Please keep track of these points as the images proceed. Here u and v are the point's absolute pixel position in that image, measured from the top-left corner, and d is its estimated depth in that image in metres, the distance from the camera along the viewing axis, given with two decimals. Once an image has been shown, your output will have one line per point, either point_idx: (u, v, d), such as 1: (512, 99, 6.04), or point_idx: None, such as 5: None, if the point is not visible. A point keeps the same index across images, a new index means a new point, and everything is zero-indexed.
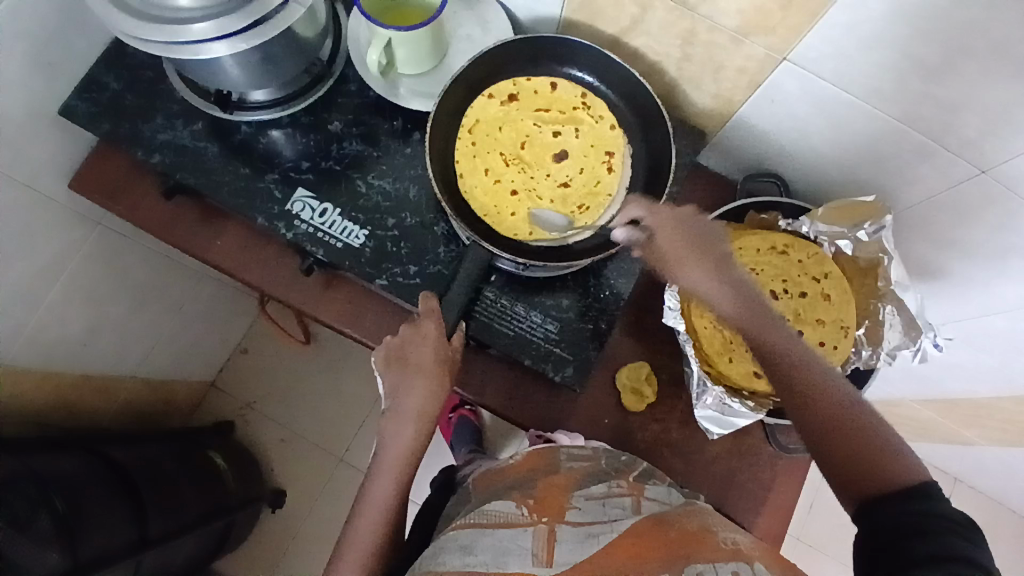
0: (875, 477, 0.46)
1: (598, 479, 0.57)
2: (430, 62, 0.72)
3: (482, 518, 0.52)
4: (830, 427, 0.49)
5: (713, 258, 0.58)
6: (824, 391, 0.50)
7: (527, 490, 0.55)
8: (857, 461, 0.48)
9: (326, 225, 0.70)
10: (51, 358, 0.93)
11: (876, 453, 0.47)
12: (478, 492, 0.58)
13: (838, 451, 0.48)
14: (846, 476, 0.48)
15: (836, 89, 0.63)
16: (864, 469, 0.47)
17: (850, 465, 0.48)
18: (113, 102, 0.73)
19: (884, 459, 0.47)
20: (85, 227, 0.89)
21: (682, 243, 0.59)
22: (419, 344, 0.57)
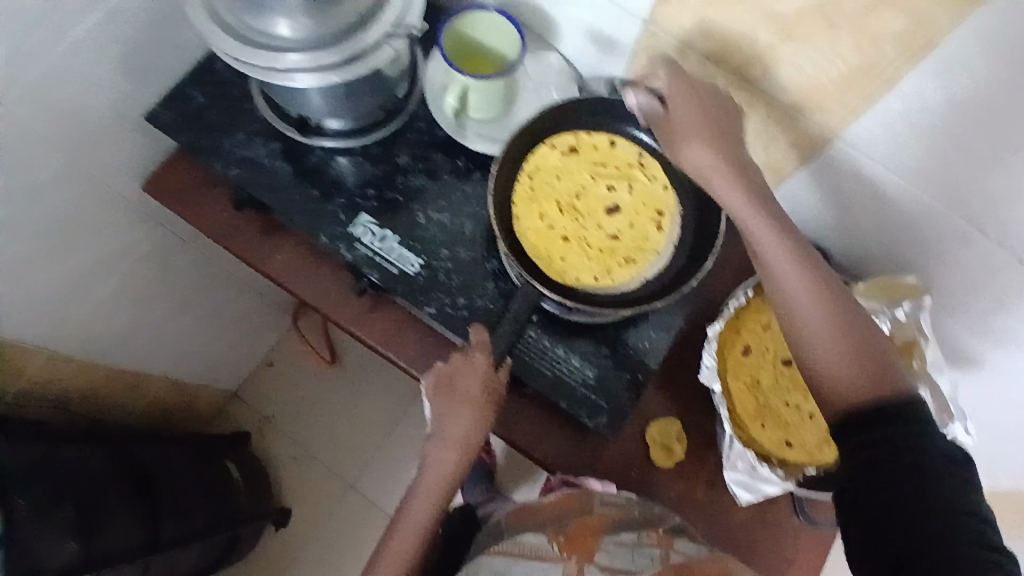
0: (865, 381, 0.50)
1: (631, 527, 0.58)
2: (499, 109, 0.76)
3: (514, 547, 0.57)
4: (831, 343, 0.53)
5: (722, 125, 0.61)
6: (826, 295, 0.54)
7: (561, 526, 0.58)
8: (850, 340, 0.52)
9: (384, 250, 0.73)
10: (93, 348, 0.96)
11: (869, 363, 0.51)
12: (513, 526, 0.62)
13: (836, 381, 0.52)
14: (827, 367, 0.52)
15: (885, 170, 0.66)
16: (859, 365, 0.51)
17: (841, 347, 0.52)
18: (199, 114, 0.78)
19: (870, 366, 0.51)
20: (148, 229, 0.93)
21: (721, 164, 0.60)
22: (468, 375, 0.59)
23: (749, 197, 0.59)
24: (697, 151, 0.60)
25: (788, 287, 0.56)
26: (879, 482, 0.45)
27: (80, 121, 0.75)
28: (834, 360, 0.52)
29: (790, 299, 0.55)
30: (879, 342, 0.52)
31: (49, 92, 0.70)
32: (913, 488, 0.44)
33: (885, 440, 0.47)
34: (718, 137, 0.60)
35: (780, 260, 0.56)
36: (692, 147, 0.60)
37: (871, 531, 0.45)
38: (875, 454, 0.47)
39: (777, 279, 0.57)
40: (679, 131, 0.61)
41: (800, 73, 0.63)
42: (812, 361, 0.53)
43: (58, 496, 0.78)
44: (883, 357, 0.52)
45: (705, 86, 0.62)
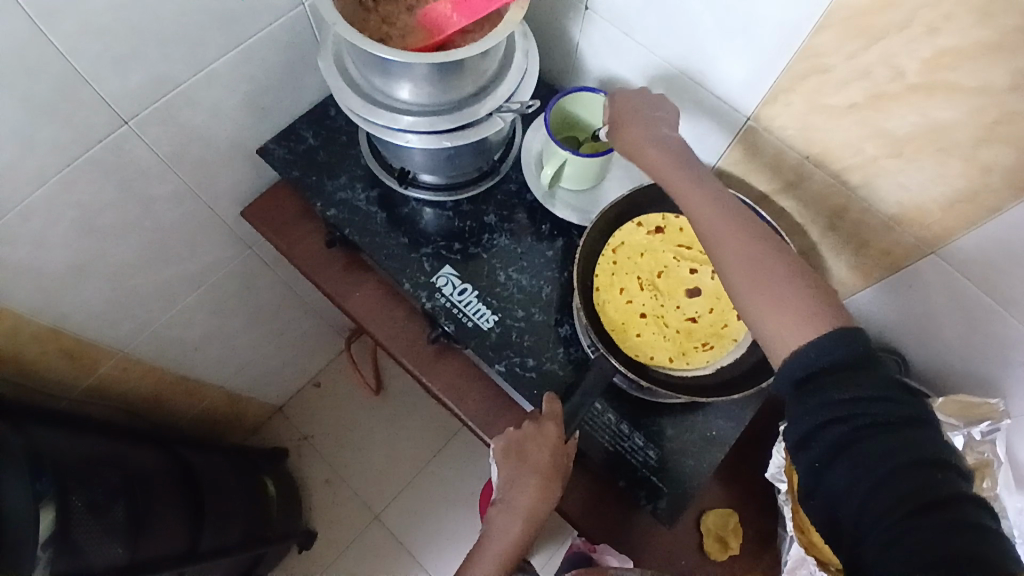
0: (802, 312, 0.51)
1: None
2: (590, 182, 0.78)
3: None
4: (759, 275, 0.54)
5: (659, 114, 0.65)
6: (749, 234, 0.56)
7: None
8: (772, 281, 0.53)
9: (462, 303, 0.75)
10: (166, 354, 1.00)
11: (795, 289, 0.52)
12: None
13: (774, 304, 0.52)
14: (776, 320, 0.52)
15: (976, 289, 0.64)
16: (786, 300, 0.52)
17: (768, 287, 0.53)
18: (306, 153, 0.83)
19: (799, 283, 0.52)
20: (238, 249, 0.98)
21: (659, 133, 0.64)
22: (539, 445, 0.58)
23: (670, 152, 0.62)
24: (642, 125, 0.64)
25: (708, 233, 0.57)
26: (827, 454, 0.47)
27: (200, 146, 0.81)
28: (773, 311, 0.52)
29: (716, 235, 0.57)
30: (799, 266, 0.54)
31: (180, 119, 0.76)
32: (855, 457, 0.46)
33: (823, 401, 0.47)
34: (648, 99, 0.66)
35: (697, 198, 0.59)
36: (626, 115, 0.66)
37: (831, 512, 0.48)
38: (816, 412, 0.48)
39: (702, 226, 0.58)
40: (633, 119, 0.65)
41: (902, 188, 0.63)
42: (769, 339, 0.53)
43: (113, 495, 0.80)
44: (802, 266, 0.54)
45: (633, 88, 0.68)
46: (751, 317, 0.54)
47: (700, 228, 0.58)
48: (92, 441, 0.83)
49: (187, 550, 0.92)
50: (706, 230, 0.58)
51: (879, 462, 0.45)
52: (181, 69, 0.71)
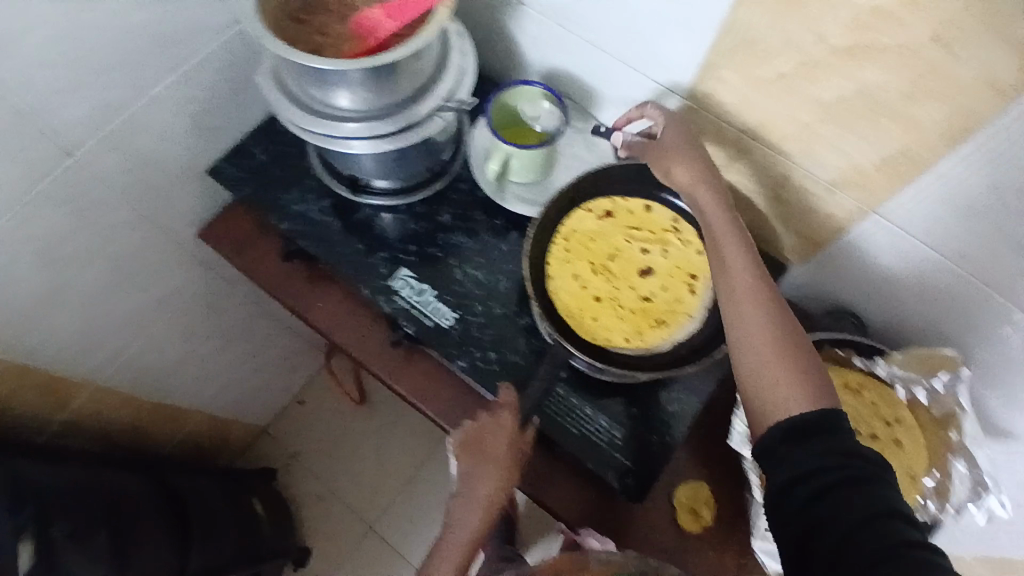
0: (802, 399, 0.52)
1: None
2: (538, 174, 0.78)
3: None
4: (774, 358, 0.55)
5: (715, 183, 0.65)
6: (789, 329, 0.56)
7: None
8: (790, 369, 0.54)
9: (421, 304, 0.76)
10: (140, 382, 1.00)
11: (802, 385, 0.53)
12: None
13: (780, 385, 0.53)
14: (773, 389, 0.53)
15: (923, 246, 0.66)
16: (792, 387, 0.53)
17: (779, 370, 0.54)
18: (257, 170, 0.84)
19: (812, 384, 0.53)
20: (200, 271, 0.98)
21: (715, 207, 0.65)
22: (496, 435, 0.60)
23: (732, 230, 0.63)
24: (703, 197, 0.65)
25: (739, 311, 0.58)
26: (806, 493, 0.48)
27: (151, 170, 0.81)
28: (773, 384, 0.54)
29: (749, 312, 0.58)
30: (822, 377, 0.54)
31: (131, 146, 0.76)
32: (831, 503, 0.47)
33: (813, 457, 0.49)
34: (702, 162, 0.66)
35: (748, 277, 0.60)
36: (684, 160, 0.67)
37: (805, 545, 0.47)
38: (801, 466, 0.49)
39: (739, 298, 0.59)
40: (692, 181, 0.66)
41: (840, 154, 0.64)
42: (760, 396, 0.54)
43: (95, 524, 0.80)
44: (825, 379, 0.54)
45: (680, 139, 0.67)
46: (747, 378, 0.56)
47: (733, 292, 0.60)
48: (71, 469, 0.83)
49: (175, 575, 0.92)
50: (737, 301, 0.59)
51: (850, 512, 0.46)
52: (125, 96, 0.71)
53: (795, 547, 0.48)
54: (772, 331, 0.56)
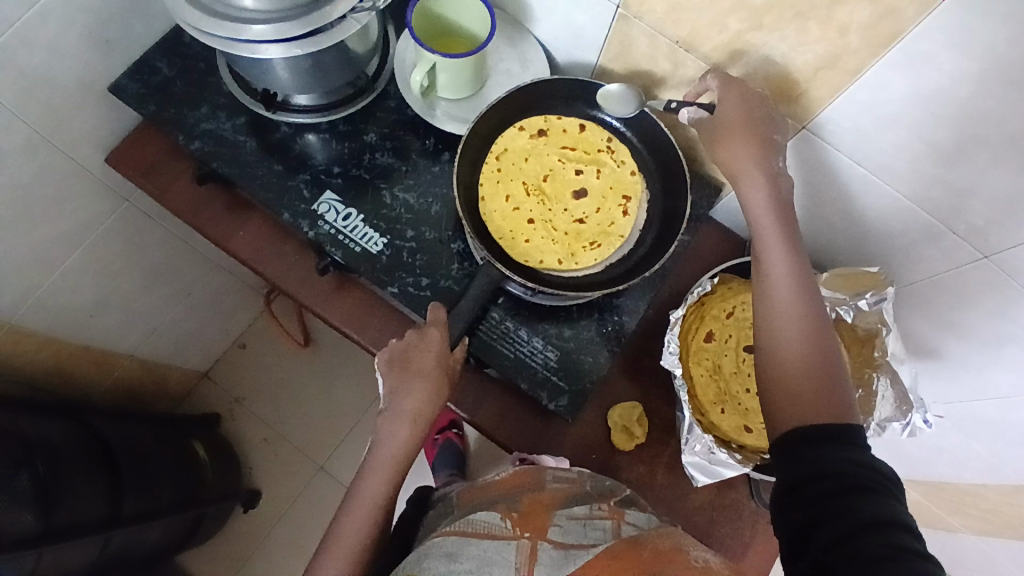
0: (811, 406, 0.52)
1: (580, 502, 0.56)
2: (468, 90, 0.76)
3: (467, 527, 0.52)
4: (801, 372, 0.54)
5: (772, 176, 0.61)
6: (810, 335, 0.56)
7: (512, 505, 0.55)
8: (813, 363, 0.54)
9: (347, 229, 0.73)
10: (56, 323, 0.92)
11: (834, 395, 0.53)
12: (461, 505, 0.59)
13: (797, 394, 0.53)
14: (787, 380, 0.54)
15: (850, 160, 0.65)
16: (809, 396, 0.53)
17: (805, 386, 0.53)
18: (163, 87, 0.77)
19: (831, 393, 0.53)
20: (113, 203, 0.90)
21: (773, 204, 0.61)
22: (423, 350, 0.61)
23: (781, 228, 0.60)
24: (755, 194, 0.61)
25: (789, 315, 0.57)
26: (809, 499, 0.47)
27: (46, 91, 0.72)
28: (785, 394, 0.54)
29: (784, 317, 0.57)
30: (841, 382, 0.54)
31: (18, 61, 0.67)
32: (833, 509, 0.46)
33: (819, 467, 0.48)
34: (766, 149, 0.61)
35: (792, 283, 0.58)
36: (732, 149, 0.62)
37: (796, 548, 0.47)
38: (801, 470, 0.49)
39: (777, 287, 0.58)
40: (743, 172, 0.62)
41: (769, 64, 0.62)
42: (773, 391, 0.55)
43: (17, 467, 0.75)
44: (839, 382, 0.54)
45: (773, 134, 0.62)
46: (763, 368, 0.56)
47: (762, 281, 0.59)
48: None
49: (110, 518, 0.88)
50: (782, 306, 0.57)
51: (850, 522, 0.45)
52: (6, 11, 0.62)
53: (796, 535, 0.48)
54: (784, 324, 0.56)
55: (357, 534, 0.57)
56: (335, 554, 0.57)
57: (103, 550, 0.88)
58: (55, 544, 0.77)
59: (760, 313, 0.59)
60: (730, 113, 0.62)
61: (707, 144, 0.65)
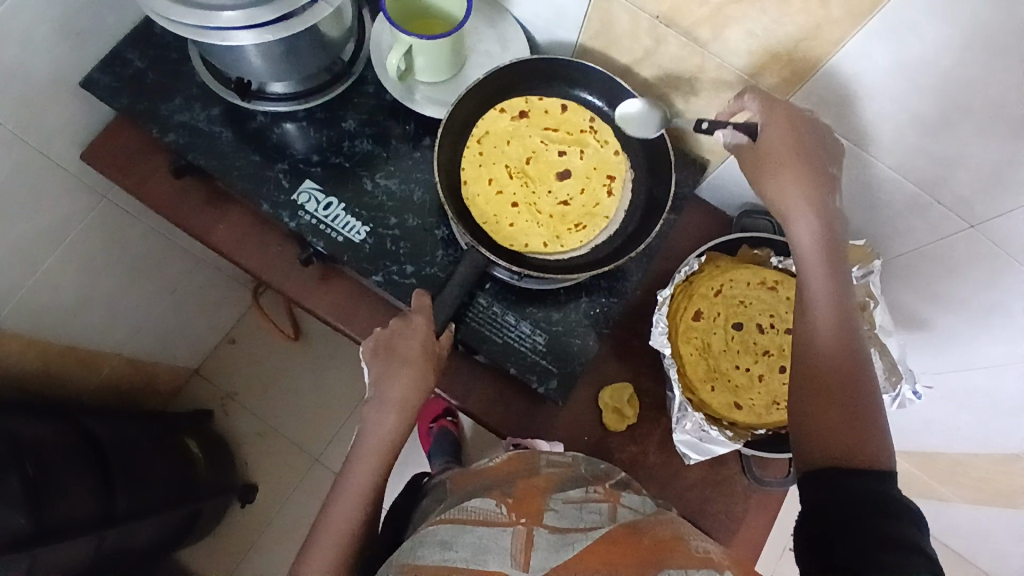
0: (854, 454, 0.49)
1: (575, 485, 0.56)
2: (447, 72, 0.75)
3: (461, 514, 0.51)
4: (839, 413, 0.51)
5: (826, 211, 0.57)
6: (854, 379, 0.52)
7: (507, 489, 0.54)
8: (852, 405, 0.51)
9: (329, 218, 0.71)
10: (39, 325, 0.90)
11: (877, 445, 0.50)
12: (455, 491, 0.59)
13: (829, 432, 0.51)
14: (824, 421, 0.51)
15: (833, 133, 0.65)
16: (852, 445, 0.50)
17: (843, 428, 0.51)
18: (135, 79, 0.75)
19: (875, 442, 0.50)
20: (91, 200, 0.88)
21: (822, 237, 0.56)
22: (409, 337, 0.61)
23: (827, 255, 0.56)
24: (803, 227, 0.57)
25: (829, 346, 0.53)
26: (827, 516, 0.48)
27: (16, 87, 0.70)
28: (828, 440, 0.51)
29: (830, 359, 0.53)
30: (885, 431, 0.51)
31: None
32: (849, 523, 0.46)
33: (844, 493, 0.48)
34: (815, 181, 0.57)
35: (839, 323, 0.54)
36: (782, 181, 0.58)
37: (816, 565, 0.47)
38: (829, 502, 0.48)
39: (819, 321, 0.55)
40: (785, 192, 0.57)
41: (751, 38, 0.61)
42: (807, 427, 0.52)
43: (6, 469, 0.74)
44: (879, 427, 0.51)
45: (826, 168, 0.58)
46: (797, 403, 0.54)
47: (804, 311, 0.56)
48: None
49: (104, 517, 0.88)
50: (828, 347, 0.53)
51: (867, 537, 0.45)
52: None
53: (815, 551, 0.48)
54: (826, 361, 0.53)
55: (347, 522, 0.57)
56: (325, 543, 0.56)
57: (99, 549, 0.88)
58: (49, 546, 0.77)
59: (803, 352, 0.55)
60: (775, 142, 0.58)
61: (751, 176, 0.61)
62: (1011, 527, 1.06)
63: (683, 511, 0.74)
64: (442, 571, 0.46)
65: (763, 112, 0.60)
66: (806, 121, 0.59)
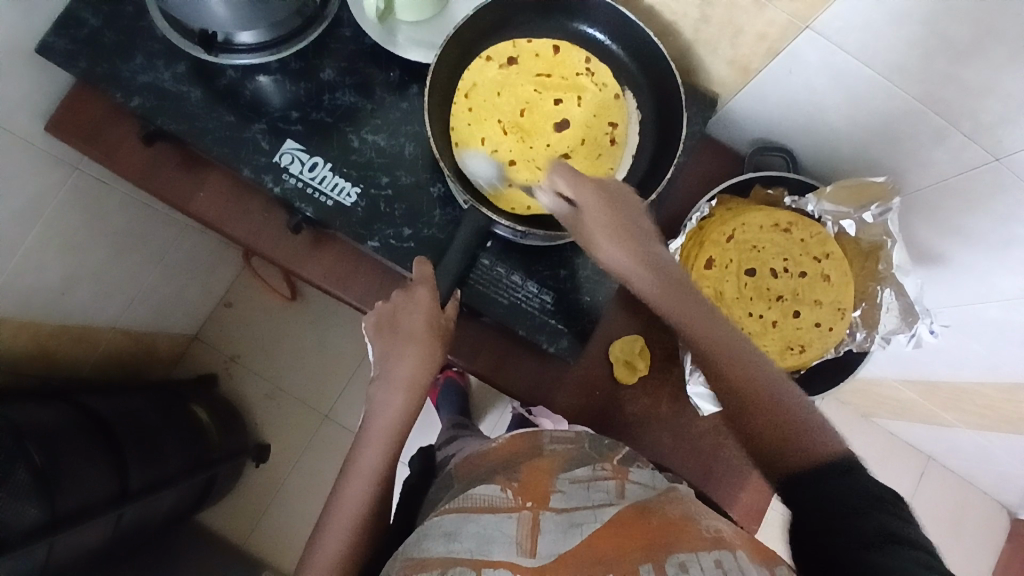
0: (804, 457, 0.48)
1: (583, 463, 0.55)
2: (432, 9, 0.68)
3: (466, 503, 0.51)
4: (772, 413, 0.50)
5: (658, 259, 0.58)
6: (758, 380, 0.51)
7: (511, 474, 0.54)
8: (772, 409, 0.50)
9: (316, 180, 0.67)
10: (27, 308, 0.86)
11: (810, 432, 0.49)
12: (461, 478, 0.58)
13: (766, 434, 0.50)
14: (767, 436, 0.50)
15: (857, 62, 0.59)
16: (791, 446, 0.48)
17: (775, 428, 0.49)
18: (88, 38, 0.68)
19: (809, 436, 0.49)
20: (61, 172, 0.82)
21: (637, 263, 0.57)
22: (412, 311, 0.58)
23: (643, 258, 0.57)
24: (617, 257, 0.58)
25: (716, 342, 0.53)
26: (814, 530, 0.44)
27: None
28: (782, 456, 0.49)
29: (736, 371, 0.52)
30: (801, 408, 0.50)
31: None
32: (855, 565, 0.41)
33: (831, 485, 0.45)
34: (627, 231, 0.58)
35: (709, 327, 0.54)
36: (608, 249, 0.58)
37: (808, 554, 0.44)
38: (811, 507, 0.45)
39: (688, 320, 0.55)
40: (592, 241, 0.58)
41: None
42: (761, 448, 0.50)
43: (11, 459, 0.73)
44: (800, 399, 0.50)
45: (643, 223, 0.59)
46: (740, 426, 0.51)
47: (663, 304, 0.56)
48: None
49: (119, 492, 0.88)
50: (723, 363, 0.52)
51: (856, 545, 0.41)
52: None
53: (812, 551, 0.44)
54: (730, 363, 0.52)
55: (359, 502, 0.56)
56: (336, 525, 0.55)
57: (118, 522, 0.89)
58: (66, 529, 0.77)
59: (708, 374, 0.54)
60: (591, 209, 0.58)
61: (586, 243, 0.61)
62: (1012, 449, 1.08)
63: (698, 459, 0.74)
64: (445, 562, 0.46)
65: (573, 186, 0.59)
66: (620, 196, 0.59)
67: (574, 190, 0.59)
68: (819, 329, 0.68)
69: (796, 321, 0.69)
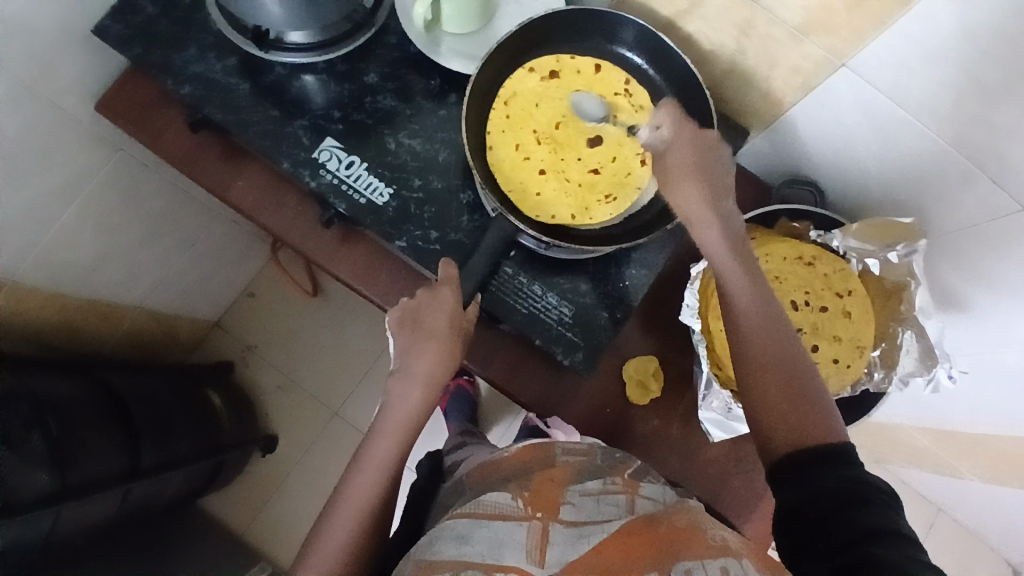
0: (803, 436, 0.51)
1: (594, 475, 0.56)
2: (476, 23, 0.70)
3: (478, 508, 0.51)
4: (783, 392, 0.52)
5: (737, 227, 0.58)
6: (789, 362, 0.53)
7: (523, 482, 0.55)
8: (780, 388, 0.52)
9: (350, 178, 0.69)
10: (60, 279, 0.89)
11: (827, 423, 0.51)
12: (473, 484, 0.58)
13: (777, 409, 0.52)
14: (778, 416, 0.52)
15: (889, 101, 0.60)
16: (803, 433, 0.51)
17: (784, 407, 0.52)
18: (148, 27, 0.71)
19: (820, 423, 0.51)
20: (106, 151, 0.85)
21: (727, 240, 0.57)
22: (435, 309, 0.60)
23: (721, 218, 0.57)
24: (710, 231, 0.57)
25: (761, 318, 0.54)
26: (813, 516, 0.46)
27: (24, 38, 0.67)
28: (781, 430, 0.52)
29: (766, 357, 0.53)
30: (826, 400, 0.53)
31: None
32: (865, 561, 0.43)
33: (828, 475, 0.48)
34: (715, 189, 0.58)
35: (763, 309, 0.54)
36: (683, 194, 0.58)
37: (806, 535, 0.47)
38: (819, 495, 0.47)
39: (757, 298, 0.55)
40: (694, 207, 0.58)
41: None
42: (768, 420, 0.53)
43: (27, 427, 0.75)
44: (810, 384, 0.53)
45: (727, 177, 0.59)
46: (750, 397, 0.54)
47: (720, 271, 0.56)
48: None
49: (129, 468, 0.90)
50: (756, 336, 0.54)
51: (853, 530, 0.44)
52: None
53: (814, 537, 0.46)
54: (767, 338, 0.54)
55: (368, 493, 0.57)
56: (342, 516, 0.56)
57: (124, 499, 0.91)
58: (72, 500, 0.79)
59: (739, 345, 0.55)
60: (676, 160, 0.58)
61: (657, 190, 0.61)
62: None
63: (704, 488, 0.73)
64: (457, 566, 0.48)
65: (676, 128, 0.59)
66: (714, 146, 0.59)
67: (673, 136, 0.59)
68: (836, 365, 0.68)
69: (814, 356, 0.68)
